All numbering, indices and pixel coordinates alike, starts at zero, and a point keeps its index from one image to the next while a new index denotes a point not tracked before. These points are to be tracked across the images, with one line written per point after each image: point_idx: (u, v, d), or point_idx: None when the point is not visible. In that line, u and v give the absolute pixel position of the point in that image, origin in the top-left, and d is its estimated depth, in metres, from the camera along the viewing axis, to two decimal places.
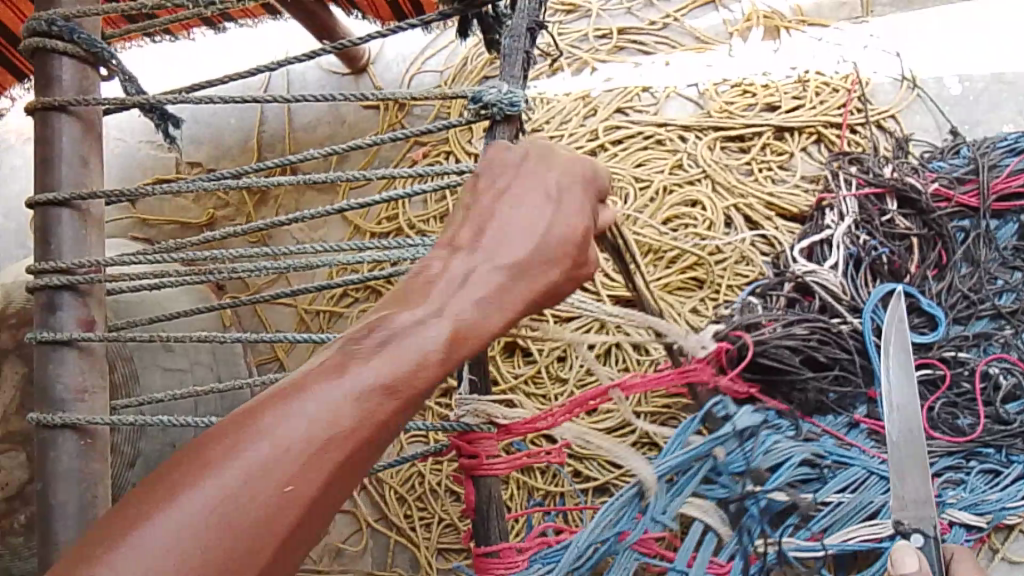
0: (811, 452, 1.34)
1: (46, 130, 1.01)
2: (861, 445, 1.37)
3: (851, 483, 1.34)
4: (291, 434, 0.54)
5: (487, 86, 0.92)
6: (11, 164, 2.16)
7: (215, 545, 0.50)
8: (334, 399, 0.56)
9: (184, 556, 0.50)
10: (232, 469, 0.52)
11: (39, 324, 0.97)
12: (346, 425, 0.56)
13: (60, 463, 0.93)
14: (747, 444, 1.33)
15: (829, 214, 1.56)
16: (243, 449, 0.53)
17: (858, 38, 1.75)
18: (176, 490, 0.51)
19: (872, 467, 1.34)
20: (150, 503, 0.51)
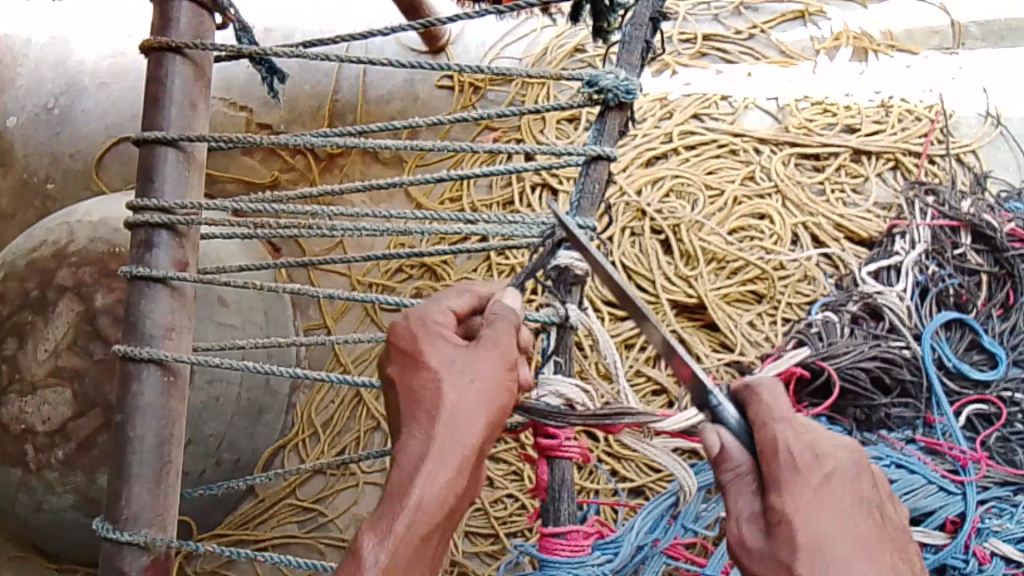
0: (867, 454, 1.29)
1: (158, 69, 1.01)
2: (919, 456, 1.30)
3: (909, 488, 1.25)
4: (452, 463, 0.69)
5: (603, 71, 0.91)
6: (83, 105, 2.18)
7: (420, 547, 0.68)
8: (461, 424, 0.70)
9: (410, 555, 0.67)
10: (427, 494, 0.67)
11: (134, 259, 0.98)
12: (454, 487, 0.69)
13: (142, 397, 0.95)
14: None
15: (900, 240, 1.55)
16: (424, 481, 0.68)
17: (946, 69, 1.75)
18: (391, 523, 0.67)
19: (931, 477, 1.27)
20: (379, 539, 0.67)
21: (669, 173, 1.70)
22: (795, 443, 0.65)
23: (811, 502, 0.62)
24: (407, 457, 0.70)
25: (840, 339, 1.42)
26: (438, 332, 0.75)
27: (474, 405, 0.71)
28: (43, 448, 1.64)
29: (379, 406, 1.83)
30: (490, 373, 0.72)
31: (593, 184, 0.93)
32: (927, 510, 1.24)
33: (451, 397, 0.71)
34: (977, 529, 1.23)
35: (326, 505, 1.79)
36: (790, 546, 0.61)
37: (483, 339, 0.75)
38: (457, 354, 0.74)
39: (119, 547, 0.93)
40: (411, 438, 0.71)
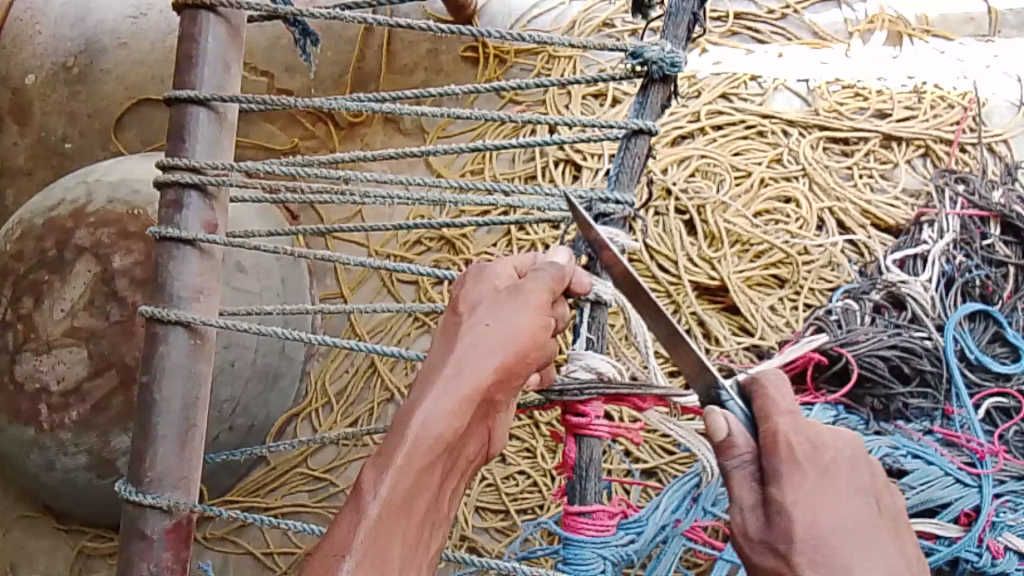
0: (886, 443, 1.27)
1: (192, 27, 0.99)
2: (936, 446, 1.28)
3: (926, 479, 1.23)
4: (455, 398, 0.66)
5: (648, 43, 0.90)
6: (102, 65, 2.16)
7: (412, 481, 0.65)
8: (472, 362, 0.68)
9: (401, 487, 0.65)
10: (425, 426, 0.66)
11: (164, 219, 0.97)
12: (454, 427, 0.66)
13: (169, 359, 0.94)
14: None
15: (927, 229, 1.52)
16: (425, 413, 0.66)
17: (981, 56, 1.72)
18: (388, 452, 0.66)
19: (948, 468, 1.24)
20: (374, 467, 0.65)
21: (695, 154, 1.69)
22: (802, 438, 0.66)
23: (820, 492, 0.64)
24: (417, 388, 0.68)
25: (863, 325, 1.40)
26: (485, 283, 0.73)
27: (493, 346, 0.68)
28: (58, 408, 1.62)
29: (393, 377, 1.82)
30: (509, 321, 0.69)
31: (634, 159, 0.92)
32: (941, 502, 1.22)
33: (471, 335, 0.69)
34: (991, 523, 1.21)
35: (338, 475, 1.79)
36: (793, 536, 0.63)
37: (518, 289, 0.72)
38: (486, 302, 0.71)
39: (142, 510, 0.93)
40: (427, 370, 0.69)
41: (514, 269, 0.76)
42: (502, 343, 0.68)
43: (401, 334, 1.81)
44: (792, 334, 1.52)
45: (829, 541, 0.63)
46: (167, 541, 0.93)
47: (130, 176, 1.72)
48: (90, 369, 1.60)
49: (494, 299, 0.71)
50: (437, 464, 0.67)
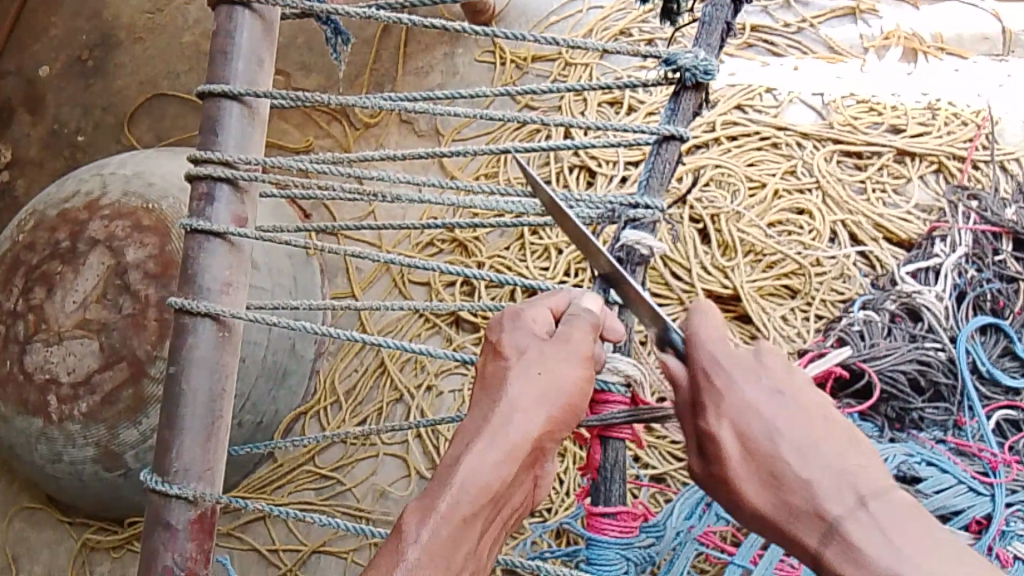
0: (902, 451, 1.29)
1: (227, 22, 1.00)
2: (949, 455, 1.30)
3: (938, 487, 1.25)
4: (505, 448, 0.66)
5: (682, 50, 0.90)
6: (118, 59, 2.17)
7: (457, 530, 0.65)
8: (520, 410, 0.67)
9: (445, 540, 0.64)
10: (474, 476, 0.65)
11: (194, 212, 0.97)
12: (503, 477, 0.65)
13: (197, 350, 0.94)
14: None
15: (939, 243, 1.54)
16: (474, 461, 0.65)
17: (995, 75, 1.74)
18: (432, 502, 0.65)
19: (962, 477, 1.26)
20: (420, 514, 0.65)
21: (710, 163, 1.69)
22: (754, 405, 0.64)
23: (787, 448, 0.62)
24: (460, 440, 0.68)
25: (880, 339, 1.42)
26: (526, 324, 0.74)
27: (534, 399, 0.68)
28: (67, 399, 1.62)
29: (402, 378, 1.82)
30: (555, 369, 0.69)
31: (664, 165, 0.92)
32: (953, 509, 1.23)
33: (513, 388, 0.68)
34: (1001, 532, 1.21)
35: (344, 474, 1.79)
36: (724, 460, 0.64)
37: (558, 338, 0.72)
38: (530, 347, 0.71)
39: (167, 499, 0.93)
40: (469, 422, 0.69)
41: (551, 313, 0.77)
42: (549, 394, 0.68)
43: (411, 334, 1.81)
44: (804, 345, 1.53)
45: (811, 490, 0.60)
46: (191, 530, 0.93)
47: (144, 169, 1.71)
48: (101, 361, 1.60)
49: (539, 344, 0.71)
50: (484, 511, 0.66)
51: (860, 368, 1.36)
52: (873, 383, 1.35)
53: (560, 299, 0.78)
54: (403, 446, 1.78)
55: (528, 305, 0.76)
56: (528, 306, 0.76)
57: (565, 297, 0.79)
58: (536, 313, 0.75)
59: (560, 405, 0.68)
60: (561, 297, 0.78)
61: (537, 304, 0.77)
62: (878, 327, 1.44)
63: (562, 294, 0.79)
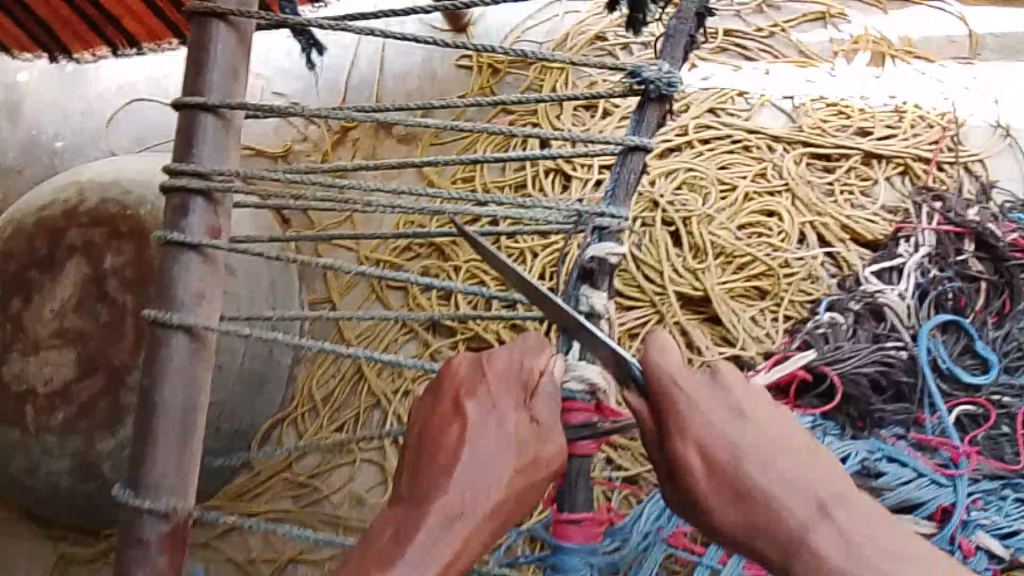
0: (863, 448, 1.34)
1: (202, 34, 1.01)
2: (908, 448, 1.36)
3: (902, 480, 1.31)
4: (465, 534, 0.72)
5: (646, 64, 0.94)
6: (96, 67, 2.18)
7: None
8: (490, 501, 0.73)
9: None
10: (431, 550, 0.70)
11: (169, 224, 0.99)
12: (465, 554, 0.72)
13: (172, 363, 0.96)
14: None
15: (904, 243, 1.58)
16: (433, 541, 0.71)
17: (961, 78, 1.79)
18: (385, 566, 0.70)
19: (924, 471, 1.31)
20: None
21: (682, 167, 1.73)
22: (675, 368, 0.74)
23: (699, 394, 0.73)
24: (430, 513, 0.72)
25: (845, 341, 1.45)
26: (507, 402, 0.77)
27: (503, 489, 0.74)
28: (47, 406, 1.63)
29: (379, 383, 1.84)
30: (531, 462, 0.75)
31: (629, 175, 0.95)
32: (916, 501, 1.29)
33: (493, 489, 0.74)
34: (964, 521, 1.28)
35: (323, 481, 1.80)
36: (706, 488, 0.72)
37: (540, 428, 0.76)
38: (512, 430, 0.76)
39: (140, 510, 0.95)
40: (442, 498, 0.73)
41: (525, 383, 0.78)
42: (522, 486, 0.75)
43: (388, 340, 1.84)
44: (773, 345, 1.56)
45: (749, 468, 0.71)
46: (163, 544, 0.95)
47: (122, 176, 1.72)
48: (79, 368, 1.61)
49: (521, 430, 0.76)
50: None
51: (821, 371, 1.40)
52: (835, 383, 1.39)
53: (530, 355, 0.79)
54: (380, 452, 1.80)
55: (506, 368, 0.79)
56: (505, 370, 0.79)
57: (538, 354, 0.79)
58: (513, 380, 0.78)
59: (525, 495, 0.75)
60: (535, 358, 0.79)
61: (514, 366, 0.79)
62: (841, 331, 1.48)
63: (527, 347, 0.80)
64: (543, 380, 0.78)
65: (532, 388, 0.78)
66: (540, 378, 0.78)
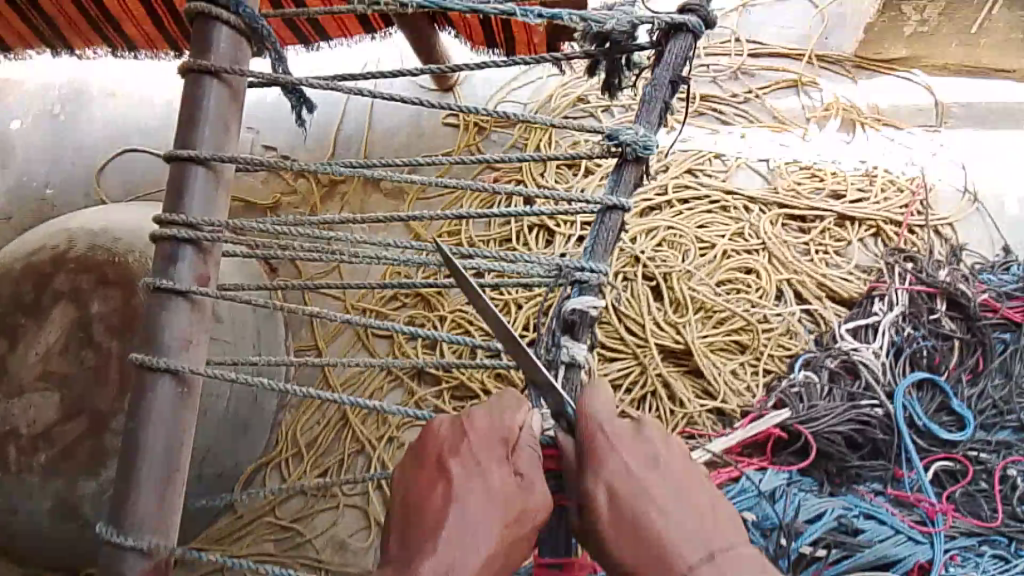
0: (838, 505, 1.36)
1: (195, 88, 1.04)
2: (887, 506, 1.37)
3: (879, 537, 1.33)
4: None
5: (624, 128, 0.99)
6: (90, 118, 2.22)
7: None
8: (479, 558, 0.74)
9: None
10: None
11: (157, 271, 1.01)
12: None
13: (155, 404, 0.97)
14: (778, 502, 1.37)
15: (878, 301, 1.62)
16: None
17: (929, 145, 1.86)
18: None
19: (901, 527, 1.33)
20: None
21: (662, 225, 1.78)
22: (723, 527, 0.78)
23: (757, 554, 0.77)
24: (415, 573, 0.73)
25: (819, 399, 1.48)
26: (489, 458, 0.79)
27: (490, 545, 0.75)
28: (25, 451, 1.61)
29: (364, 429, 1.85)
30: (516, 513, 0.76)
31: (608, 233, 0.99)
32: (893, 558, 1.31)
33: (480, 544, 0.75)
34: None
35: (305, 525, 1.79)
36: None
37: (524, 480, 0.78)
38: (494, 484, 0.77)
39: (121, 551, 0.94)
40: (427, 559, 0.73)
41: (507, 437, 0.80)
42: (509, 539, 0.76)
43: (375, 386, 1.85)
44: (753, 399, 1.58)
45: None
46: None
47: (113, 224, 1.74)
48: (61, 413, 1.60)
49: (503, 484, 0.77)
50: None
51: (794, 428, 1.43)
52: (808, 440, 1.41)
53: (507, 409, 0.82)
54: (363, 498, 1.80)
55: (485, 425, 0.81)
56: (484, 426, 0.81)
57: (513, 413, 0.81)
58: (493, 434, 0.80)
59: (513, 547, 0.76)
60: (514, 413, 0.81)
61: (494, 421, 0.81)
62: (814, 387, 1.51)
63: (505, 404, 0.82)
64: (518, 435, 0.80)
65: (514, 442, 0.80)
66: (515, 433, 0.80)
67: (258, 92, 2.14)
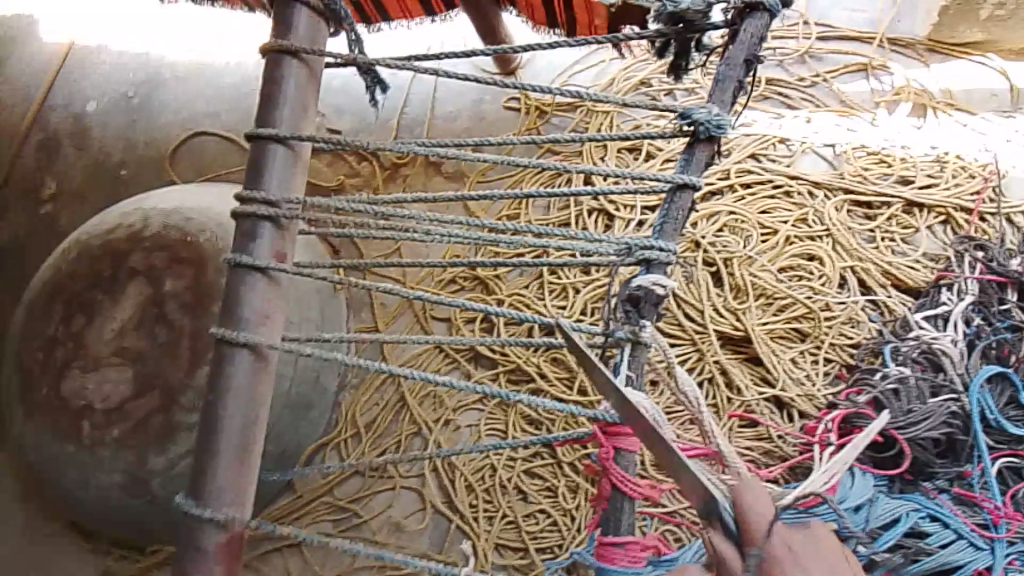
0: (911, 507, 1.26)
1: (276, 70, 1.08)
2: (953, 507, 1.30)
3: (944, 541, 1.24)
4: None
5: (697, 107, 0.99)
6: (163, 100, 2.29)
7: None
8: None
9: None
10: None
11: (238, 247, 1.06)
12: None
13: (233, 379, 1.02)
14: (861, 509, 1.20)
15: (947, 291, 1.59)
16: None
17: (1003, 130, 1.81)
18: None
19: (966, 532, 1.26)
20: None
21: (724, 210, 1.77)
22: None
23: None
24: None
25: (882, 394, 1.44)
26: None
27: None
28: (100, 425, 1.69)
29: (421, 412, 1.90)
30: None
31: (678, 211, 1.00)
32: (957, 564, 1.23)
33: None
34: None
35: (362, 506, 1.85)
36: None
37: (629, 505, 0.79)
38: None
39: (200, 524, 1.00)
40: None
41: None
42: None
43: (432, 368, 1.90)
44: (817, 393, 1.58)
45: None
46: (219, 552, 1.00)
47: (186, 204, 1.81)
48: (133, 391, 1.68)
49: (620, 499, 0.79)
50: None
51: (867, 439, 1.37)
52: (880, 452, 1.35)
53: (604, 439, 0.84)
54: (420, 479, 1.85)
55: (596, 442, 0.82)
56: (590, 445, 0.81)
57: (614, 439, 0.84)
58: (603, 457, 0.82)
59: None
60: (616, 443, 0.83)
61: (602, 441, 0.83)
62: (875, 379, 1.48)
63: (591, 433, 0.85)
64: None
65: None
66: None
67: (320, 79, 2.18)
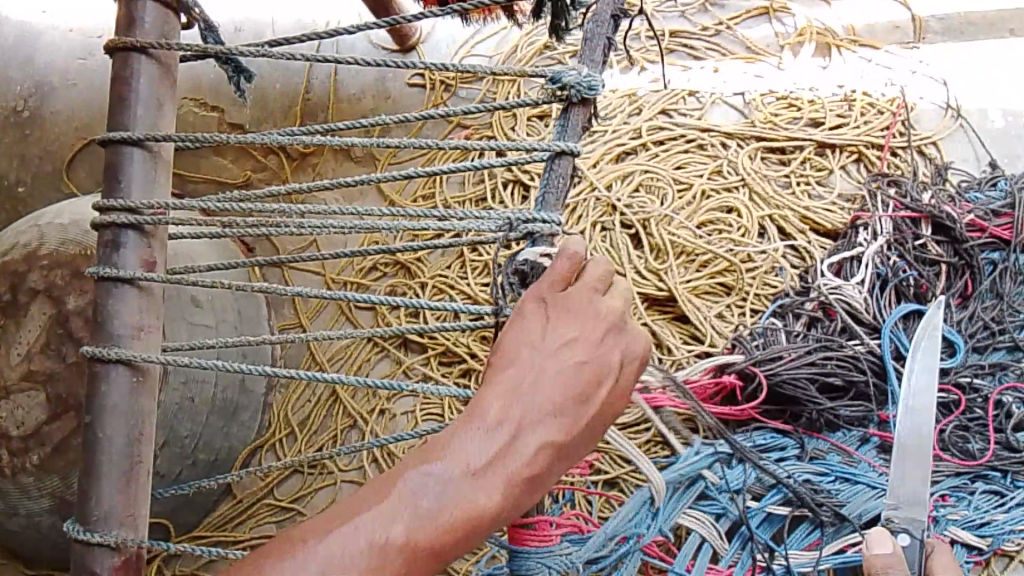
0: (812, 470, 1.39)
1: (125, 69, 1.01)
2: (870, 461, 1.39)
3: (856, 495, 1.35)
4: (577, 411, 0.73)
5: (566, 69, 0.94)
6: (52, 108, 2.16)
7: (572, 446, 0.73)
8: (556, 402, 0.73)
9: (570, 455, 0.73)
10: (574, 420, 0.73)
11: (101, 260, 0.99)
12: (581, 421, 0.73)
13: (110, 397, 0.95)
14: (740, 468, 1.41)
15: (863, 231, 1.58)
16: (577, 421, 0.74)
17: (908, 63, 1.80)
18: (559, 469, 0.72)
19: (878, 482, 1.36)
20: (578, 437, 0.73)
21: (638, 169, 1.73)
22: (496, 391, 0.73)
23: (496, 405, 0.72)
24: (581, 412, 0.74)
25: (783, 343, 1.46)
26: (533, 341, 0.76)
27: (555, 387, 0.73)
28: (19, 452, 1.61)
29: (354, 404, 1.84)
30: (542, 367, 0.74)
31: (559, 179, 0.95)
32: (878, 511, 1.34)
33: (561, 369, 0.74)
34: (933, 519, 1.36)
35: (305, 504, 1.78)
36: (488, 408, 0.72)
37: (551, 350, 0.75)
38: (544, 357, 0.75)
39: (90, 548, 0.93)
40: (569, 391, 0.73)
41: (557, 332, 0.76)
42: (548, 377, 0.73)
43: (360, 360, 1.84)
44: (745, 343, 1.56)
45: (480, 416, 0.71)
46: None
47: (83, 216, 1.72)
48: (48, 413, 1.60)
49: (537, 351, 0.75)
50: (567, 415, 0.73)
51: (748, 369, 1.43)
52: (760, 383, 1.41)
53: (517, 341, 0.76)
54: (359, 471, 1.78)
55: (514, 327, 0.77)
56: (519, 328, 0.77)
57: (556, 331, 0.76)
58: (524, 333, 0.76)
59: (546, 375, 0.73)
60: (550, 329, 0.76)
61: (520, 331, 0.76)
62: (780, 332, 1.49)
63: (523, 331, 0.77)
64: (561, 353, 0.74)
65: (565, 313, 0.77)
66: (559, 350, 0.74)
67: (196, 66, 2.06)
